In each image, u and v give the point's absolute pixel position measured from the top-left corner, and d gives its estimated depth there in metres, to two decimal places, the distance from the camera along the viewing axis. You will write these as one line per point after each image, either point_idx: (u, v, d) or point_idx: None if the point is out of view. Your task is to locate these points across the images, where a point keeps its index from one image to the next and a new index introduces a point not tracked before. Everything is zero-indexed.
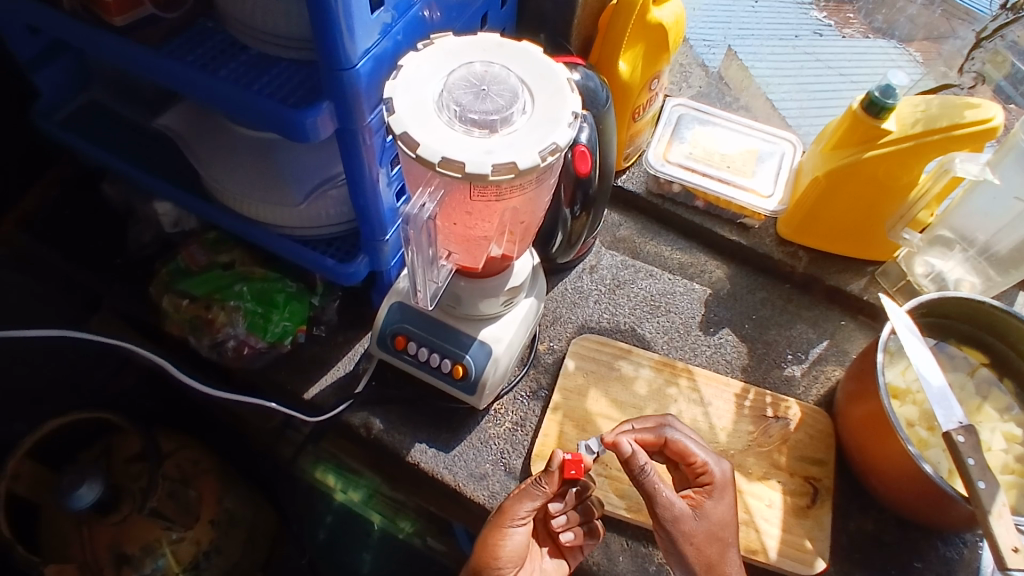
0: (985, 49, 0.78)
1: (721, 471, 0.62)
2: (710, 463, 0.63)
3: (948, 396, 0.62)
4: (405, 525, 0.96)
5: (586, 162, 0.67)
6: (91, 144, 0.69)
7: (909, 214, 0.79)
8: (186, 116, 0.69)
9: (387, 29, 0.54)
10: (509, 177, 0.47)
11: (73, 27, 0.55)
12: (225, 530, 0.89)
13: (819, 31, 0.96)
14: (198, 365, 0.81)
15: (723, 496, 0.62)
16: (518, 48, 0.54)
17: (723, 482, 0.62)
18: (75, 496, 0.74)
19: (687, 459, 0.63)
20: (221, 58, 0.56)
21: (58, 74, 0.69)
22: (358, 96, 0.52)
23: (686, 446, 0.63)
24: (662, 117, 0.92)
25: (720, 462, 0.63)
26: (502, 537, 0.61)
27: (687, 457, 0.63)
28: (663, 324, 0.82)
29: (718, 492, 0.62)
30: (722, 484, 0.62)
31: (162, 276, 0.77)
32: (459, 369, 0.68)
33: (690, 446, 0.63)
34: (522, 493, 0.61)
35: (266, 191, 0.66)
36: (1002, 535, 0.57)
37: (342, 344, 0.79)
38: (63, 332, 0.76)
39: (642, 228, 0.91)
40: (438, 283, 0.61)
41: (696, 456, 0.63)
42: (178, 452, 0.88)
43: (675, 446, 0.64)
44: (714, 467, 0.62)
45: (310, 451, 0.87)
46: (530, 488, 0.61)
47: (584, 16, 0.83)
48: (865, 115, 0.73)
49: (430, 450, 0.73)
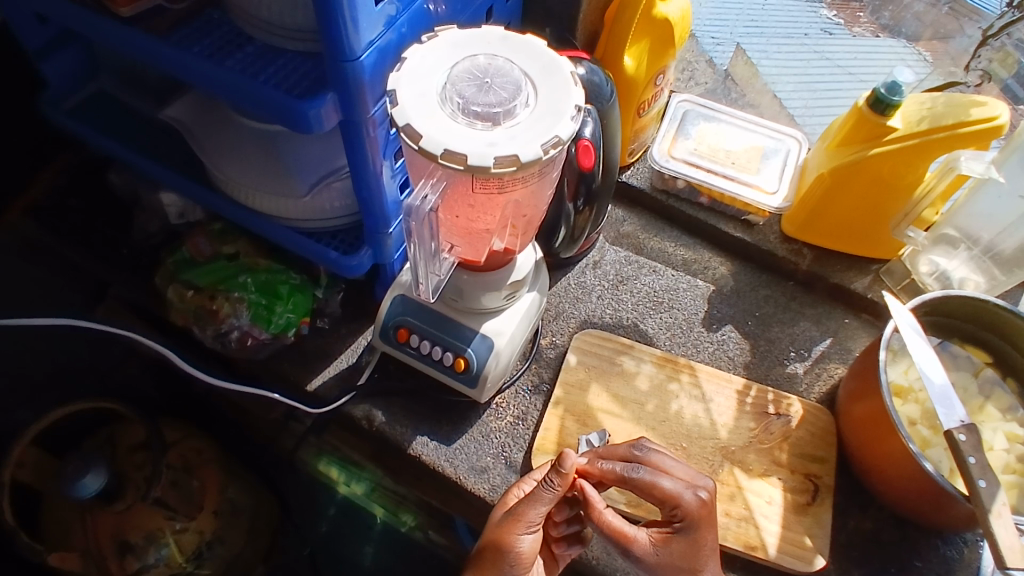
0: (991, 48, 0.78)
1: (692, 506, 0.58)
2: (681, 502, 0.58)
3: (950, 395, 0.62)
4: (406, 518, 0.97)
5: (590, 156, 0.67)
6: (98, 133, 0.69)
7: (913, 212, 0.78)
8: (192, 107, 0.69)
9: (392, 21, 0.54)
10: (512, 170, 0.47)
11: (80, 17, 0.55)
12: (228, 520, 0.89)
13: (827, 29, 0.95)
14: (202, 355, 0.81)
15: (695, 531, 0.58)
16: (522, 41, 0.54)
17: (696, 518, 0.58)
18: (80, 484, 0.75)
19: (658, 497, 0.59)
20: (227, 48, 0.56)
21: (66, 63, 0.70)
22: (362, 88, 0.53)
23: (655, 487, 0.59)
24: (667, 113, 0.92)
25: (691, 497, 0.58)
26: (516, 541, 0.59)
27: (658, 496, 0.59)
28: (666, 320, 0.82)
29: (691, 528, 0.58)
30: (694, 521, 0.58)
31: (167, 266, 0.77)
32: (460, 362, 0.68)
33: (662, 487, 0.58)
34: (533, 497, 0.60)
35: (270, 183, 0.66)
36: (1002, 535, 0.57)
37: (345, 336, 0.79)
38: (68, 321, 0.77)
39: (647, 224, 0.91)
40: (440, 275, 0.62)
41: (666, 497, 0.58)
42: (182, 443, 0.89)
43: (643, 487, 0.59)
44: (686, 504, 0.58)
45: (312, 443, 0.87)
46: (541, 491, 0.59)
47: (590, 11, 0.83)
48: (871, 112, 0.73)
49: (431, 442, 0.73)
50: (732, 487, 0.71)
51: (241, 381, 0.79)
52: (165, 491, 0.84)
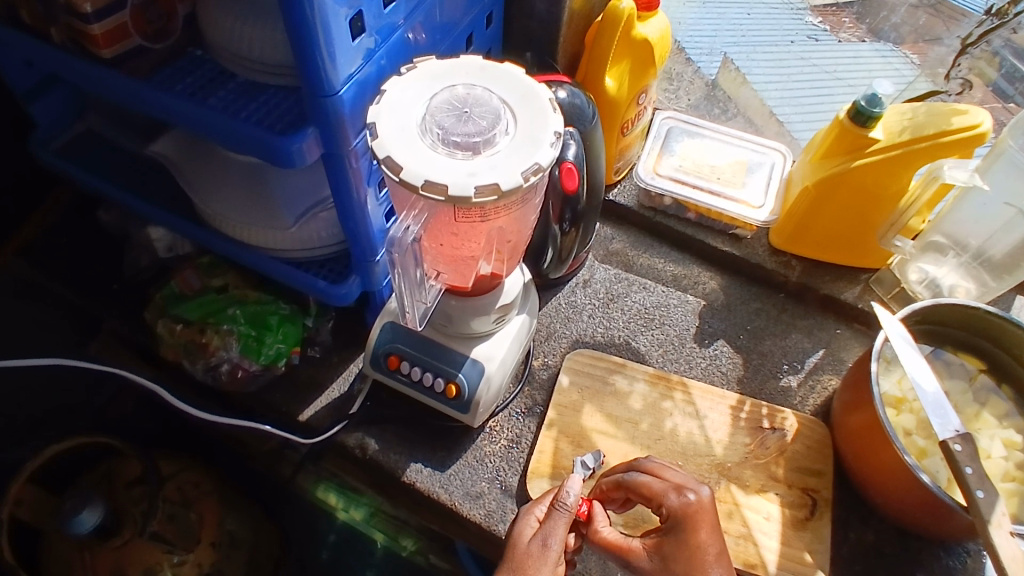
0: (972, 55, 0.77)
1: (676, 505, 0.59)
2: (665, 500, 0.60)
3: (943, 404, 0.61)
4: (407, 543, 0.95)
5: (573, 179, 0.68)
6: (86, 172, 0.69)
7: (899, 221, 0.78)
8: (177, 143, 0.70)
9: (370, 54, 0.55)
10: (493, 198, 0.47)
11: (64, 62, 0.56)
12: (227, 551, 0.88)
13: (813, 36, 0.96)
14: (195, 390, 0.81)
15: (683, 530, 0.58)
16: (500, 70, 0.54)
17: (683, 515, 0.58)
18: (76, 521, 0.74)
19: (649, 498, 0.61)
20: (210, 86, 0.57)
21: (54, 103, 0.70)
22: (343, 122, 0.53)
23: (645, 485, 0.62)
24: (651, 130, 0.93)
25: (677, 499, 0.59)
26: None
27: (648, 497, 0.61)
28: (658, 337, 0.82)
29: (677, 529, 0.58)
30: (678, 519, 0.58)
31: (156, 301, 0.78)
32: (452, 388, 0.68)
33: (650, 486, 0.61)
34: (550, 525, 0.60)
35: (257, 214, 0.66)
36: (1003, 545, 0.55)
37: (337, 364, 0.79)
38: (62, 359, 0.76)
39: (636, 241, 0.91)
40: (427, 303, 0.62)
41: (654, 495, 0.61)
42: (179, 475, 0.88)
43: (634, 487, 0.62)
44: (670, 503, 0.59)
45: (310, 470, 0.85)
46: (557, 515, 0.61)
47: (571, 34, 0.84)
48: (853, 125, 0.73)
49: (426, 469, 0.73)
50: (729, 504, 0.71)
51: (234, 413, 0.79)
52: (162, 525, 0.83)
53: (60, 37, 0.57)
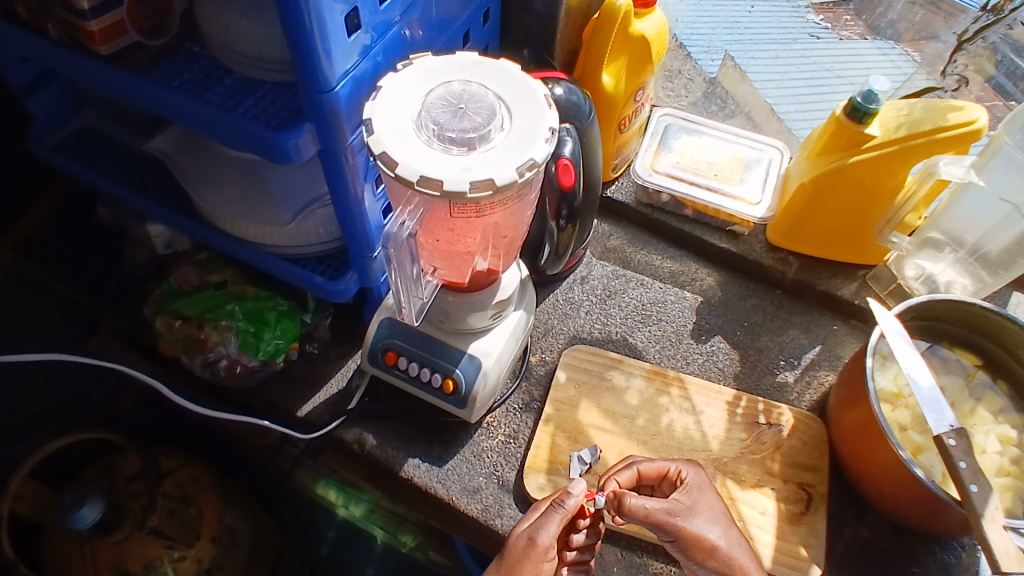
0: (967, 52, 0.78)
1: (691, 473, 0.64)
2: (681, 469, 0.64)
3: (939, 400, 0.61)
4: (406, 538, 0.95)
5: (570, 175, 0.68)
6: (84, 168, 0.70)
7: (896, 217, 0.79)
8: (175, 139, 0.70)
9: (366, 50, 0.55)
10: (488, 193, 0.48)
11: (61, 58, 0.57)
12: (226, 546, 0.89)
13: (815, 34, 0.95)
14: (194, 386, 0.81)
15: (702, 491, 0.63)
16: (495, 66, 0.55)
17: (699, 480, 0.64)
18: (77, 516, 0.75)
19: (660, 473, 0.65)
20: (206, 82, 0.57)
21: (53, 99, 0.71)
22: (339, 118, 0.53)
23: (653, 463, 0.65)
24: (649, 127, 0.93)
25: (691, 469, 0.64)
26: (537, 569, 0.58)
27: (661, 472, 0.65)
28: (655, 333, 0.82)
29: (698, 490, 0.63)
30: (697, 482, 0.63)
31: (154, 297, 0.78)
32: (449, 384, 0.68)
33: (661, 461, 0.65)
34: (543, 519, 0.60)
35: (255, 211, 0.67)
36: (996, 540, 0.56)
37: (335, 360, 0.80)
38: (61, 354, 0.77)
39: (633, 238, 0.92)
40: (423, 298, 0.62)
41: (666, 469, 0.65)
42: (179, 470, 0.88)
43: (648, 467, 0.65)
44: (687, 472, 0.64)
45: (310, 465, 0.86)
46: (551, 512, 0.61)
47: (567, 31, 0.84)
48: (849, 121, 0.73)
49: (423, 464, 0.73)
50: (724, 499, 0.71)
51: (232, 408, 0.80)
52: (162, 520, 0.84)
53: (58, 33, 0.57)
